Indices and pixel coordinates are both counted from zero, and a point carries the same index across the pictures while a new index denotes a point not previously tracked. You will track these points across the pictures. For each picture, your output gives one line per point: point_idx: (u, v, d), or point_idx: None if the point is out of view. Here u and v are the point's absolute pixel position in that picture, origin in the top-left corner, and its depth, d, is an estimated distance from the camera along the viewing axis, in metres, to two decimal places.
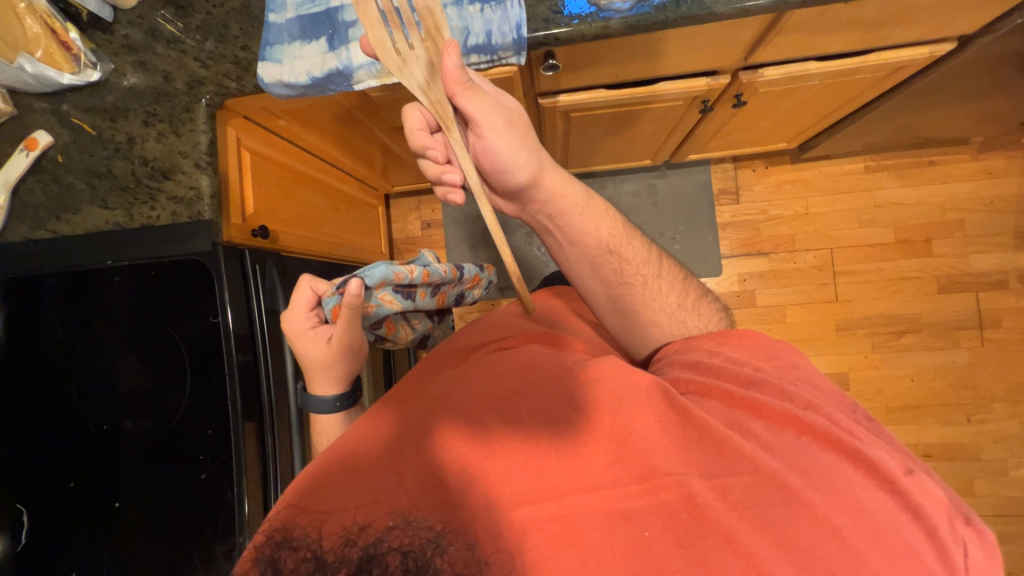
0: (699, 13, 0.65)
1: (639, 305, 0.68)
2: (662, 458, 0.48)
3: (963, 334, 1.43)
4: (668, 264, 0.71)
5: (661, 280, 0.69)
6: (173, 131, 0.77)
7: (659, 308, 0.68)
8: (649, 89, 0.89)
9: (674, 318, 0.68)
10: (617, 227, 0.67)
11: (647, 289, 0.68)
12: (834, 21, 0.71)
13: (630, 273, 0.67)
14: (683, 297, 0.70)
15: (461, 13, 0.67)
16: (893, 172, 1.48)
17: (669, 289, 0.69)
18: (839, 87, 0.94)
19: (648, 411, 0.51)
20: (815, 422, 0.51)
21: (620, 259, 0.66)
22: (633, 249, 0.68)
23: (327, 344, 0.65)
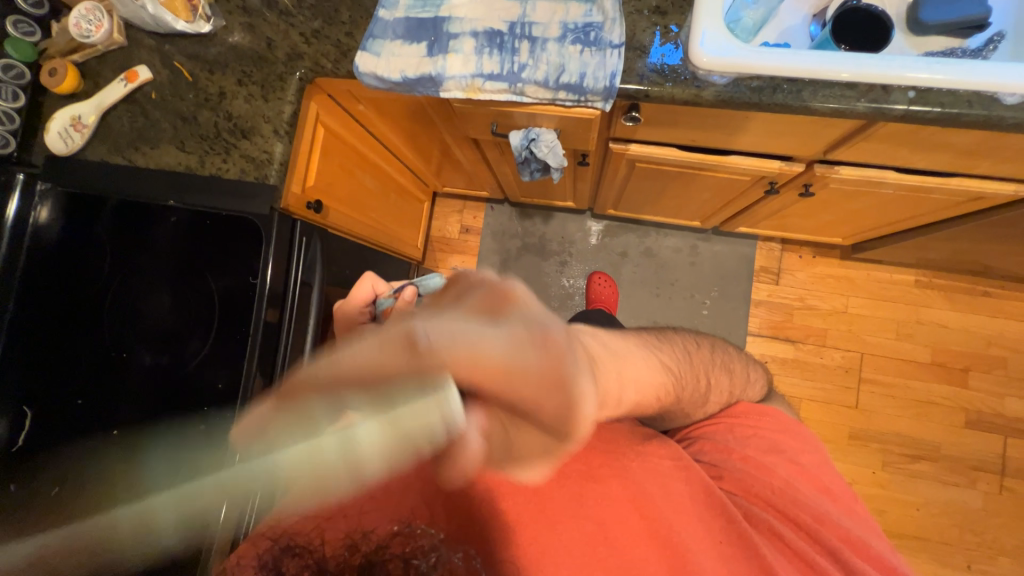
0: (794, 103, 0.65)
1: (703, 411, 0.67)
2: (678, 529, 0.55)
3: (981, 475, 1.36)
4: (716, 369, 0.67)
5: (704, 391, 0.65)
6: (262, 96, 0.81)
7: (697, 408, 0.66)
8: (721, 158, 0.89)
9: (726, 412, 0.69)
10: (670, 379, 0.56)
11: (714, 396, 0.67)
12: (925, 140, 0.70)
13: (703, 390, 0.64)
14: (723, 391, 0.68)
15: (561, 50, 0.70)
16: (943, 293, 1.44)
17: (730, 381, 0.69)
18: (912, 201, 0.93)
19: (669, 488, 0.58)
20: (836, 549, 0.56)
21: (697, 383, 0.63)
22: (703, 363, 0.64)
23: None
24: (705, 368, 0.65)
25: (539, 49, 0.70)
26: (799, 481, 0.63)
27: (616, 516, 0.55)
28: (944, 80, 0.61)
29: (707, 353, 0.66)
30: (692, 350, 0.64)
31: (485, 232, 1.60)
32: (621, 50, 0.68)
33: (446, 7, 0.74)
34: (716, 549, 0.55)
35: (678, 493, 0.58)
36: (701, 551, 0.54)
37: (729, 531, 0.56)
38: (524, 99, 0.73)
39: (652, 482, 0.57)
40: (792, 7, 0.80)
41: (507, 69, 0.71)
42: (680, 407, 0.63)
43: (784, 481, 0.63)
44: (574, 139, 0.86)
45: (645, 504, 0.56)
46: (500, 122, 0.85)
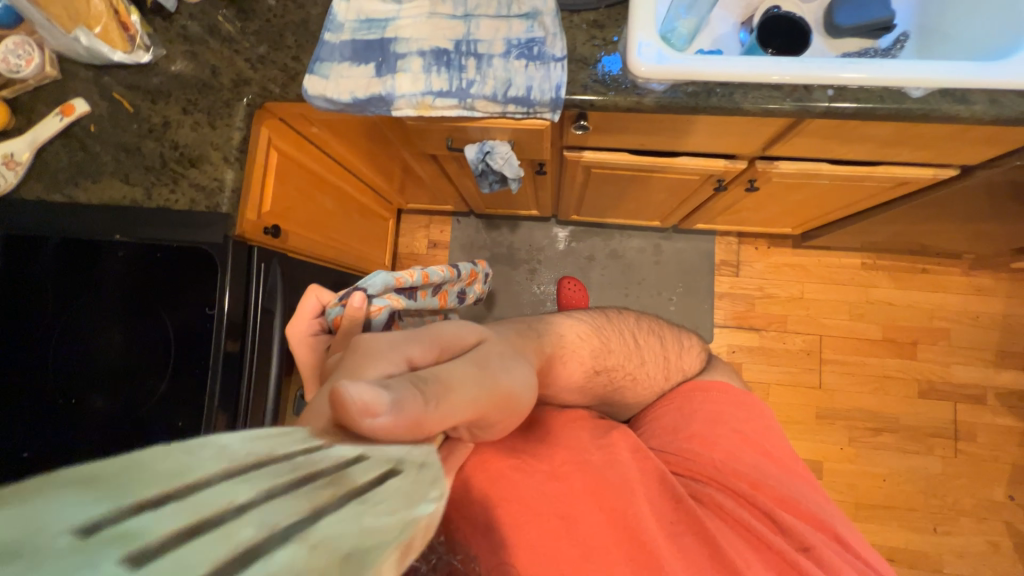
0: (727, 105, 0.69)
1: (634, 393, 0.73)
2: (637, 512, 0.56)
3: (937, 441, 1.44)
4: (647, 342, 0.75)
5: (643, 367, 0.73)
6: (209, 123, 0.80)
7: (644, 389, 0.74)
8: (670, 160, 0.93)
9: (659, 388, 0.75)
10: (596, 342, 0.69)
11: (636, 380, 0.73)
12: (849, 133, 0.76)
13: (619, 378, 0.71)
14: (665, 369, 0.75)
15: (507, 65, 0.72)
16: (888, 273, 1.53)
17: (653, 362, 0.75)
18: (847, 189, 0.99)
19: (630, 476, 0.59)
20: (773, 520, 0.60)
21: (609, 372, 0.69)
22: (616, 354, 0.71)
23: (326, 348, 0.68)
24: (620, 358, 0.71)
25: (485, 65, 0.72)
26: (748, 460, 0.66)
27: (576, 510, 0.54)
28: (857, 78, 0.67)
29: (619, 335, 0.73)
30: (601, 338, 0.70)
31: (454, 246, 1.61)
32: (564, 63, 0.71)
33: (392, 28, 0.75)
34: (670, 531, 0.56)
35: (637, 481, 0.59)
36: (656, 534, 0.55)
37: (680, 512, 0.58)
38: (476, 114, 0.75)
39: (614, 471, 0.59)
40: (723, 16, 0.85)
41: (456, 85, 0.72)
42: (598, 395, 0.70)
43: (732, 458, 0.65)
44: (529, 149, 0.89)
45: (606, 495, 0.56)
46: (455, 137, 0.87)
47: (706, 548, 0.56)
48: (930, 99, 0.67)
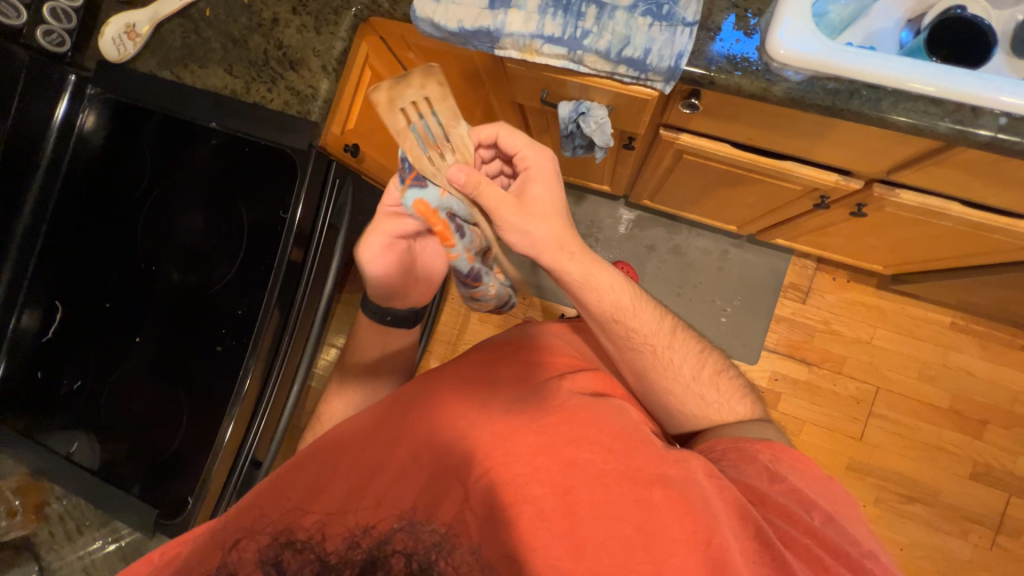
0: (870, 113, 0.60)
1: (658, 372, 0.72)
2: (714, 535, 0.54)
3: (975, 528, 1.33)
4: (683, 334, 0.76)
5: (672, 350, 0.73)
6: (315, 28, 0.79)
7: (671, 377, 0.73)
8: (775, 162, 0.84)
9: (692, 386, 0.73)
10: (627, 298, 0.70)
11: (663, 360, 0.72)
12: (1003, 174, 0.66)
13: (639, 340, 0.71)
14: (698, 370, 0.74)
15: (629, 21, 0.65)
16: (978, 339, 1.38)
17: (685, 356, 0.74)
18: (971, 238, 0.87)
19: (706, 496, 0.56)
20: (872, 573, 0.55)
21: (627, 327, 0.71)
22: (641, 318, 0.71)
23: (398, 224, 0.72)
24: (645, 325, 0.71)
25: (605, 16, 0.66)
26: (829, 510, 0.60)
27: (642, 528, 0.54)
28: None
29: (656, 311, 0.73)
30: (634, 299, 0.72)
31: None
32: (694, 30, 0.64)
33: None
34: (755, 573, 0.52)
35: (715, 504, 0.56)
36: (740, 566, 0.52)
37: (767, 556, 0.53)
38: (581, 69, 0.70)
39: (690, 491, 0.57)
40: (885, 10, 0.73)
41: (569, 34, 0.67)
42: (620, 349, 0.73)
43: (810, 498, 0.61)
44: (625, 119, 0.83)
45: (677, 509, 0.55)
46: (551, 90, 0.82)
47: None
48: None
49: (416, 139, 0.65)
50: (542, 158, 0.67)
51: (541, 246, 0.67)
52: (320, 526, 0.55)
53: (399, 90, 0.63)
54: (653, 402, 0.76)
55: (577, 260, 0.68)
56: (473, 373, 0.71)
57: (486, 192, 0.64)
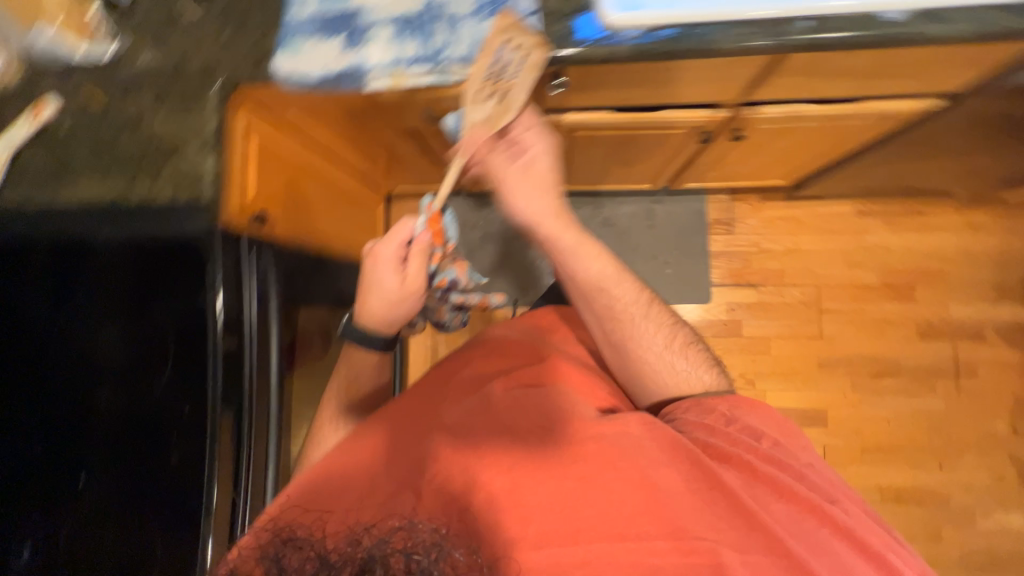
0: (703, 47, 0.68)
1: (636, 341, 0.77)
2: (657, 477, 0.60)
3: (939, 381, 1.46)
4: (659, 309, 0.81)
5: (648, 320, 0.79)
6: (183, 111, 0.78)
7: (646, 345, 0.77)
8: (654, 114, 0.92)
9: (664, 354, 0.78)
10: (606, 268, 0.78)
11: (643, 327, 0.78)
12: (830, 67, 0.75)
13: (621, 309, 0.78)
14: (670, 341, 0.78)
15: (476, 26, 0.71)
16: (881, 218, 1.53)
17: (658, 328, 0.79)
18: (834, 130, 0.98)
19: (641, 447, 0.62)
20: (796, 484, 0.65)
21: (610, 296, 0.78)
22: (623, 289, 0.78)
23: (398, 261, 0.76)
24: (627, 295, 0.78)
25: (454, 28, 0.72)
26: (774, 436, 0.70)
27: (595, 480, 0.59)
28: (834, 7, 0.66)
29: (637, 286, 0.80)
30: (616, 272, 0.79)
31: None
32: (534, 18, 0.70)
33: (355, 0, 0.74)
34: (696, 506, 0.59)
35: (648, 452, 0.62)
36: (680, 505, 0.59)
37: (702, 483, 0.61)
38: (452, 79, 0.73)
39: (625, 445, 0.62)
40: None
41: (426, 51, 0.72)
42: (602, 317, 0.78)
43: (760, 435, 0.70)
44: None
45: (625, 467, 0.61)
46: (433, 107, 0.86)
47: (743, 520, 0.59)
48: (912, 21, 0.66)
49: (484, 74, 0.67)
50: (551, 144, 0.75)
51: (531, 218, 0.75)
52: (317, 527, 0.55)
53: (515, 31, 0.67)
54: (622, 373, 0.79)
55: (568, 232, 0.76)
56: (428, 395, 0.76)
57: (495, 161, 0.74)
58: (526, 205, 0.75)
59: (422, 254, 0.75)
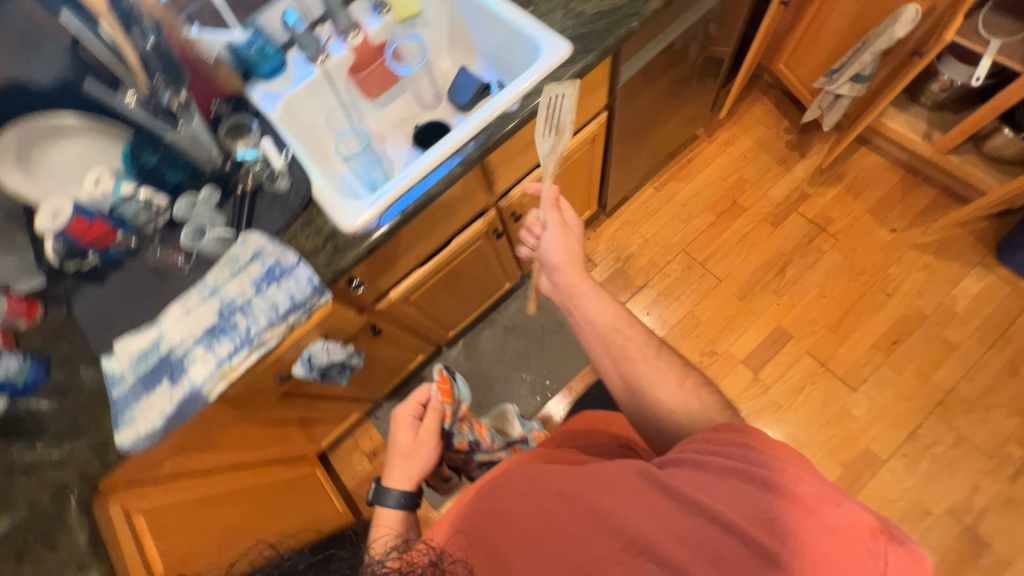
0: (423, 199, 0.87)
1: (650, 378, 0.86)
2: (629, 511, 0.52)
3: (818, 241, 1.64)
4: (670, 354, 0.90)
5: (660, 360, 0.88)
6: (47, 550, 0.75)
7: (660, 379, 0.86)
8: (450, 246, 1.10)
9: (678, 393, 0.84)
10: (620, 314, 0.93)
11: (658, 368, 0.87)
12: (515, 147, 1.00)
13: (632, 353, 0.89)
14: (682, 381, 0.85)
15: (265, 295, 0.83)
16: (673, 179, 1.82)
17: (669, 372, 0.86)
18: (572, 167, 1.24)
19: (614, 484, 0.56)
20: (788, 489, 0.49)
21: (622, 338, 0.91)
22: (634, 331, 0.92)
23: (415, 426, 0.90)
24: (636, 342, 0.90)
25: (248, 309, 0.82)
26: (743, 438, 0.56)
27: (587, 523, 0.53)
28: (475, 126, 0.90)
29: (645, 330, 0.92)
30: (629, 318, 0.94)
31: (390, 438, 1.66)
32: (302, 262, 0.84)
33: (163, 344, 0.83)
34: (667, 530, 0.50)
35: (624, 483, 0.56)
36: (653, 530, 0.50)
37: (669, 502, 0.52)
38: (271, 343, 0.83)
39: (604, 485, 0.56)
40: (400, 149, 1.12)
41: (237, 341, 0.81)
42: (616, 362, 0.90)
43: (733, 443, 0.56)
44: (345, 327, 0.97)
45: (608, 514, 0.53)
46: (281, 369, 0.92)
47: (706, 531, 0.49)
48: (525, 103, 0.91)
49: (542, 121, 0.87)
50: (571, 217, 1.03)
51: (561, 262, 0.98)
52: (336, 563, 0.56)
53: (556, 87, 0.87)
54: (640, 413, 0.87)
55: (585, 284, 0.97)
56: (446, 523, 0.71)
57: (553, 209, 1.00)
58: (551, 250, 0.99)
59: (434, 414, 0.89)
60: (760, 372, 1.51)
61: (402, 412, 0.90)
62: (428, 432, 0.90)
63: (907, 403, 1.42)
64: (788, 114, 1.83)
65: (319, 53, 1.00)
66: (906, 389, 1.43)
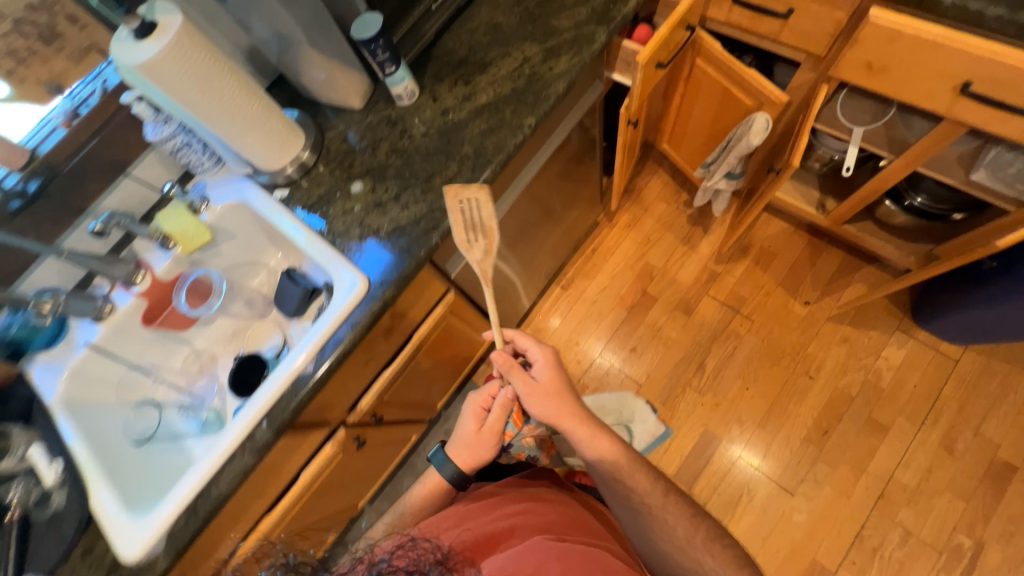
0: (213, 503, 0.74)
1: (656, 530, 0.76)
2: None
3: (734, 325, 1.55)
4: (676, 498, 0.80)
5: (666, 510, 0.78)
6: None
7: (669, 535, 0.76)
8: (299, 482, 0.96)
9: (687, 551, 0.75)
10: (619, 458, 0.80)
11: (666, 520, 0.77)
12: (338, 380, 0.88)
13: (637, 500, 0.78)
14: (692, 532, 0.76)
15: None
16: (579, 274, 1.71)
17: (677, 520, 0.77)
18: (435, 342, 1.12)
19: None
20: None
21: (625, 487, 0.79)
22: (636, 477, 0.80)
23: (481, 420, 0.86)
24: (642, 487, 0.79)
25: None
26: None
27: None
28: (261, 399, 0.77)
29: (650, 472, 0.81)
30: (628, 458, 0.81)
31: None
32: None
33: None
34: None
35: None
36: None
37: None
38: None
39: None
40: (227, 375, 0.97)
41: None
42: (627, 511, 0.79)
43: None
44: None
45: None
46: None
47: None
48: (320, 358, 0.78)
49: (463, 228, 0.76)
50: (544, 353, 0.85)
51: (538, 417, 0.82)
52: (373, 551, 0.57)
53: (461, 193, 0.76)
54: (658, 566, 0.77)
55: (578, 432, 0.81)
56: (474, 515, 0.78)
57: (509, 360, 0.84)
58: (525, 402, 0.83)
59: (500, 412, 0.84)
60: (694, 486, 1.41)
61: (474, 409, 0.86)
62: (493, 432, 0.85)
63: (847, 501, 1.33)
64: (686, 185, 1.73)
65: (98, 311, 0.88)
66: (844, 484, 1.35)
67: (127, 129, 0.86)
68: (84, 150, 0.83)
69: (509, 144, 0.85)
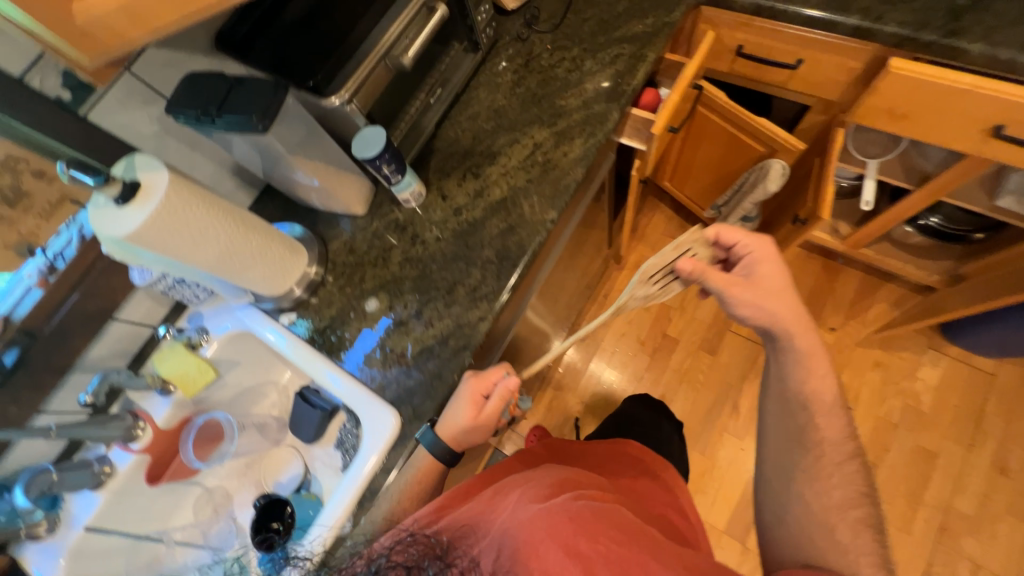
0: None
1: (809, 481, 0.63)
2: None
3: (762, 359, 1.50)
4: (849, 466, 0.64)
5: (840, 465, 0.63)
6: None
7: (821, 486, 0.62)
8: None
9: (826, 520, 0.60)
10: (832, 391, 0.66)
11: (824, 480, 0.62)
12: None
13: (817, 444, 0.64)
14: (852, 500, 0.61)
15: None
16: (595, 322, 1.65)
17: (841, 484, 0.62)
18: None
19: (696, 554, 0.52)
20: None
21: (813, 424, 0.65)
22: (830, 423, 0.65)
23: (481, 407, 0.70)
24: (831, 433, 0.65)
25: None
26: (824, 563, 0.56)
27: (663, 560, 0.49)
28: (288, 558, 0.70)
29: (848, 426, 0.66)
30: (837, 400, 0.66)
31: None
32: None
33: None
34: None
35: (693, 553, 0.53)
36: None
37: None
38: None
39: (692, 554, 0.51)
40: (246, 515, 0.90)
41: None
42: (785, 439, 0.67)
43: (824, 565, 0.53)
44: None
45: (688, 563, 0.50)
46: None
47: None
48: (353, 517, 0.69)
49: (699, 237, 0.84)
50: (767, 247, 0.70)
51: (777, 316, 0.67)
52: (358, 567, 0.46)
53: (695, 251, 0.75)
54: (773, 514, 0.65)
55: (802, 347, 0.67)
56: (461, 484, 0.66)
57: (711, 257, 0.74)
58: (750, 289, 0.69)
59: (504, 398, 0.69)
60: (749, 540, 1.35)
61: (480, 393, 0.70)
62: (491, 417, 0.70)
63: (910, 537, 1.27)
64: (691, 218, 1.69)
65: (96, 478, 0.78)
66: (903, 519, 1.29)
67: (110, 276, 0.77)
68: (63, 308, 0.74)
69: (532, 243, 0.78)
